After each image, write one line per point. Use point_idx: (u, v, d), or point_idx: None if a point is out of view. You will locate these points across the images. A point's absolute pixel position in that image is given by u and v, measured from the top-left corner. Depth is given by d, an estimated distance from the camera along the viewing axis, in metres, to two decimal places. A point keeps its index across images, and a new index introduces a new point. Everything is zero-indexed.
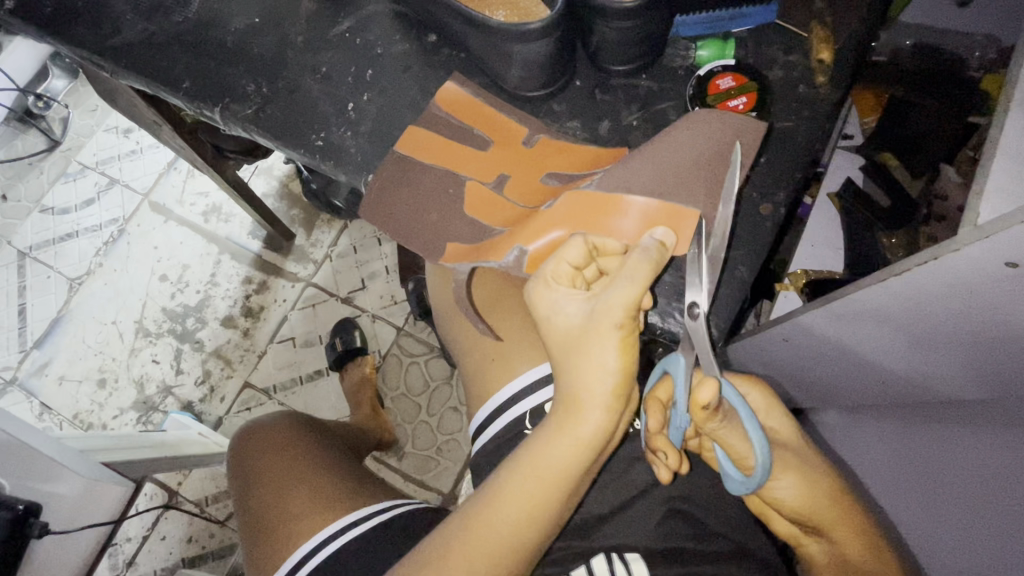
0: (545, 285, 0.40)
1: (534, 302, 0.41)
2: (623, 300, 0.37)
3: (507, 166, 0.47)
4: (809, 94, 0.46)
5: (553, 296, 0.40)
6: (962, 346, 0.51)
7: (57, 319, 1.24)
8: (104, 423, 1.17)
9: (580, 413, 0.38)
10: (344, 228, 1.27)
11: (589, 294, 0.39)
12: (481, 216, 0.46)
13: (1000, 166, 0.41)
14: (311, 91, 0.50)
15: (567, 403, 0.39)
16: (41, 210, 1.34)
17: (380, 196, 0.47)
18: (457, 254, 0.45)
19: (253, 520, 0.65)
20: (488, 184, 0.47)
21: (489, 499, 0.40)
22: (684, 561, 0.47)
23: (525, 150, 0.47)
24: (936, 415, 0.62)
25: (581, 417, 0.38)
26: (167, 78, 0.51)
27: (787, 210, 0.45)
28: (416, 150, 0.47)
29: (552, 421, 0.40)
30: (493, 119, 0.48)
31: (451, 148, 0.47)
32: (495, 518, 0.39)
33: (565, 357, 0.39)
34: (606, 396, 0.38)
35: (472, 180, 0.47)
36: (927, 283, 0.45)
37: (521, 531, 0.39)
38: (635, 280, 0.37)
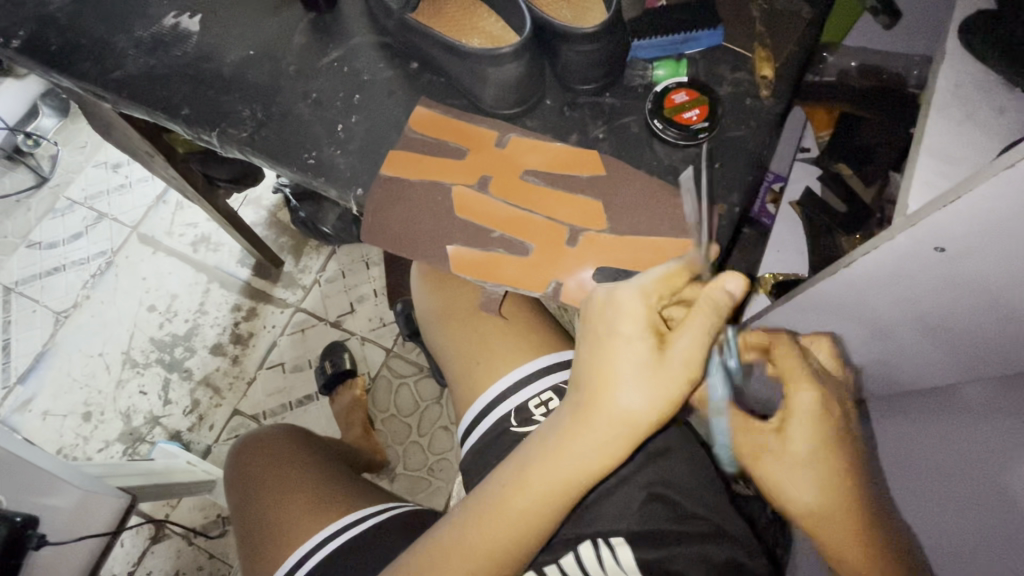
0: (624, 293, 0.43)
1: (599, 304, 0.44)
2: (685, 355, 0.41)
3: (482, 167, 0.52)
4: (756, 106, 0.52)
5: (620, 310, 0.42)
6: (915, 331, 0.56)
7: (42, 354, 1.24)
8: (89, 456, 1.16)
9: (597, 432, 0.42)
10: (332, 253, 1.30)
11: (656, 331, 0.42)
12: (481, 221, 0.50)
13: (924, 164, 0.46)
14: (303, 114, 0.54)
15: (570, 427, 0.43)
16: (28, 245, 1.35)
17: (375, 217, 0.50)
18: (467, 261, 0.49)
19: (251, 530, 0.67)
20: (471, 186, 0.51)
21: (501, 498, 0.45)
22: (664, 541, 0.52)
23: (497, 150, 0.52)
24: (911, 408, 0.66)
25: (588, 449, 0.43)
26: (166, 106, 0.55)
27: (742, 211, 0.49)
28: (398, 163, 0.52)
29: (570, 433, 0.43)
30: (466, 128, 0.53)
31: (429, 159, 0.52)
32: (505, 512, 0.45)
33: (608, 371, 0.42)
34: (634, 426, 0.42)
35: (454, 185, 0.51)
36: (871, 272, 0.50)
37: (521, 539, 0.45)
38: (698, 339, 0.41)
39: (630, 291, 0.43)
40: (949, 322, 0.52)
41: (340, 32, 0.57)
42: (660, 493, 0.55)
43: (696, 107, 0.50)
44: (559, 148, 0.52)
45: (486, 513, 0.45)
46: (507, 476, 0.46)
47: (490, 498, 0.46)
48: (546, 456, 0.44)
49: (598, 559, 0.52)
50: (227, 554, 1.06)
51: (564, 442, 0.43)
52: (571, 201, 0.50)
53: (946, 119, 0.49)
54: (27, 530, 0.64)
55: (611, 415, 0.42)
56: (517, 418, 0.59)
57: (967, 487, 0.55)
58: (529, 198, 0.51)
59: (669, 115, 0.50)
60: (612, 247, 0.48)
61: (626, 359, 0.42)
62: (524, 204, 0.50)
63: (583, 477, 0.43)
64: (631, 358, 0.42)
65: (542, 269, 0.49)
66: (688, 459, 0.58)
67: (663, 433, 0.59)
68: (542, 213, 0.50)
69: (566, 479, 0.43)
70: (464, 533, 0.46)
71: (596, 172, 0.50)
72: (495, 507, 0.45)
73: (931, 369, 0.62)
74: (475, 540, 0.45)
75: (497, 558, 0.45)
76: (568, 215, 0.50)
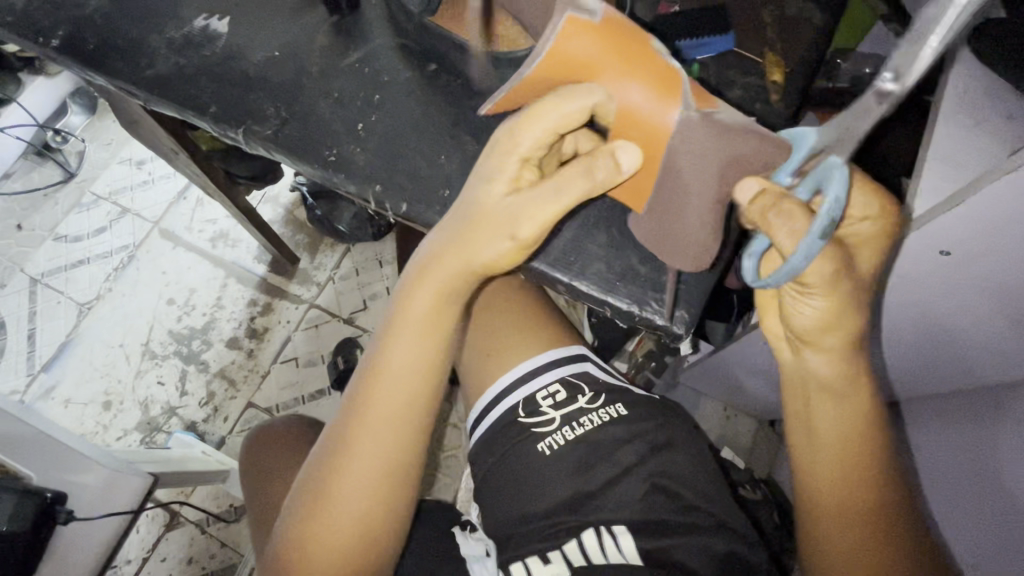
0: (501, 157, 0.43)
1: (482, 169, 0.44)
2: (544, 211, 0.42)
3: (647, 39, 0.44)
4: (766, 111, 0.53)
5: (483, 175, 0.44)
6: (924, 334, 0.57)
7: (66, 343, 1.27)
8: (108, 444, 1.19)
9: (449, 275, 0.46)
10: (347, 251, 1.33)
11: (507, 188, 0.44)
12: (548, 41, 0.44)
13: (931, 167, 0.47)
14: (325, 113, 0.56)
15: (425, 263, 0.47)
16: (54, 238, 1.39)
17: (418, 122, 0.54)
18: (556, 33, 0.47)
19: (264, 514, 0.69)
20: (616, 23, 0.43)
21: (376, 371, 0.49)
22: (666, 531, 0.53)
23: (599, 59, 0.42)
24: (936, 409, 0.67)
25: (455, 272, 0.46)
26: (194, 104, 0.57)
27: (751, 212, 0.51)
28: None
29: (423, 291, 0.47)
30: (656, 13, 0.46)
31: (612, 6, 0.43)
32: (386, 383, 0.48)
33: (467, 228, 0.44)
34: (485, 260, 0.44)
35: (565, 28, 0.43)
36: (881, 274, 0.50)
37: (407, 396, 0.49)
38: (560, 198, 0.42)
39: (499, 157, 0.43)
40: (960, 326, 0.53)
41: (361, 35, 0.59)
42: (662, 484, 0.56)
43: None
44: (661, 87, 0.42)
45: (377, 371, 0.49)
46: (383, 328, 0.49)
47: (369, 381, 0.49)
48: (409, 293, 0.48)
49: (601, 547, 0.53)
50: (239, 543, 1.09)
51: (421, 273, 0.47)
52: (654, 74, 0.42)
53: (955, 124, 0.50)
54: (56, 506, 0.66)
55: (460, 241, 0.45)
56: (524, 409, 0.61)
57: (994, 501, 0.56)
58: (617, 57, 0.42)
59: None
60: (634, 127, 0.42)
61: (489, 203, 0.44)
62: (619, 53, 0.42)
63: (440, 311, 0.48)
64: (502, 205, 0.44)
65: (562, 78, 0.43)
66: (692, 456, 0.59)
67: (667, 427, 0.61)
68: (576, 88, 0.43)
69: (429, 304, 0.47)
70: (370, 396, 0.49)
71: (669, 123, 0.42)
72: (382, 361, 0.48)
73: (944, 373, 0.62)
74: (371, 416, 0.48)
75: (423, 384, 0.49)
76: (640, 80, 0.42)
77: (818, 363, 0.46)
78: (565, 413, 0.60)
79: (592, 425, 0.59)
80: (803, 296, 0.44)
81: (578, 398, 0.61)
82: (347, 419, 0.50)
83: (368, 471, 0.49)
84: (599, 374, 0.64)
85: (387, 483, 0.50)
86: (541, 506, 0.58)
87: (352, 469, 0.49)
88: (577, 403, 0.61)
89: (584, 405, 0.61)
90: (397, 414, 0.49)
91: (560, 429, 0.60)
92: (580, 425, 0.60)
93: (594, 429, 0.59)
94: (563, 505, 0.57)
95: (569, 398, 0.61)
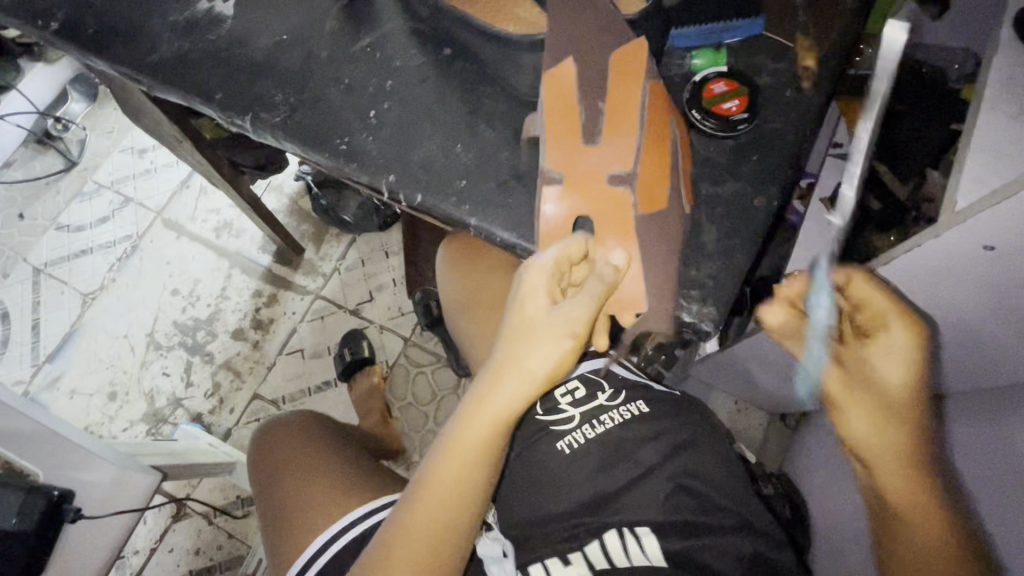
0: (536, 272, 0.46)
1: (522, 283, 0.47)
2: (580, 316, 0.45)
3: (615, 130, 0.46)
4: (797, 98, 0.51)
5: (533, 284, 0.46)
6: (954, 329, 0.55)
7: (70, 334, 1.26)
8: (114, 435, 1.19)
9: (501, 387, 0.46)
10: (352, 242, 1.31)
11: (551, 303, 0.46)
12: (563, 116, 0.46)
13: (974, 157, 0.45)
14: (335, 100, 0.54)
15: (482, 391, 0.47)
16: (56, 228, 1.37)
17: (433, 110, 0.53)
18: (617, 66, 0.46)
19: (275, 507, 0.69)
20: (573, 152, 0.46)
21: (429, 474, 0.48)
22: (691, 532, 0.54)
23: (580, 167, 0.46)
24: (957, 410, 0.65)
25: (508, 382, 0.46)
26: (200, 91, 0.55)
27: (780, 204, 0.49)
28: (557, 83, 0.46)
29: (478, 398, 0.47)
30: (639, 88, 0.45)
31: (568, 118, 0.46)
32: (437, 486, 0.47)
33: (519, 341, 0.46)
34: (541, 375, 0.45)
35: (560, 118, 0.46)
36: (915, 266, 0.49)
37: (457, 501, 0.48)
38: (590, 300, 0.45)
39: (540, 267, 0.45)
40: (989, 322, 0.51)
41: (372, 19, 0.57)
42: (687, 484, 0.56)
43: (736, 97, 0.50)
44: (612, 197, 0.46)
45: (423, 492, 0.48)
46: (435, 451, 0.49)
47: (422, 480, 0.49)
48: (465, 423, 0.47)
49: (624, 548, 0.54)
50: (247, 534, 1.08)
51: (478, 403, 0.47)
52: (618, 193, 0.46)
53: (996, 113, 0.48)
54: (64, 504, 0.65)
55: (514, 373, 0.45)
56: (543, 406, 0.63)
57: None
58: (585, 184, 0.46)
59: (708, 105, 0.50)
60: (615, 238, 0.46)
61: (532, 319, 0.46)
62: (584, 183, 0.46)
63: (499, 430, 0.47)
64: (533, 324, 0.46)
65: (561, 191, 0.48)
66: (715, 453, 0.59)
67: (690, 426, 0.61)
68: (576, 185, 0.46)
69: (484, 438, 0.46)
70: (410, 523, 0.47)
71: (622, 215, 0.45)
72: (430, 482, 0.48)
73: (965, 368, 0.61)
74: (418, 521, 0.47)
75: (472, 491, 0.48)
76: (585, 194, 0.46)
77: (887, 486, 0.46)
78: (585, 410, 0.62)
79: (612, 424, 0.61)
80: (842, 415, 0.48)
81: (597, 395, 0.62)
82: (385, 540, 0.48)
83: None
84: (618, 372, 0.65)
85: None
86: (563, 506, 0.58)
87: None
88: (597, 400, 0.62)
89: (604, 403, 0.62)
90: (443, 522, 0.47)
91: (579, 428, 0.61)
92: (600, 424, 0.61)
93: (616, 427, 0.61)
94: (586, 505, 0.58)
95: (589, 395, 0.62)
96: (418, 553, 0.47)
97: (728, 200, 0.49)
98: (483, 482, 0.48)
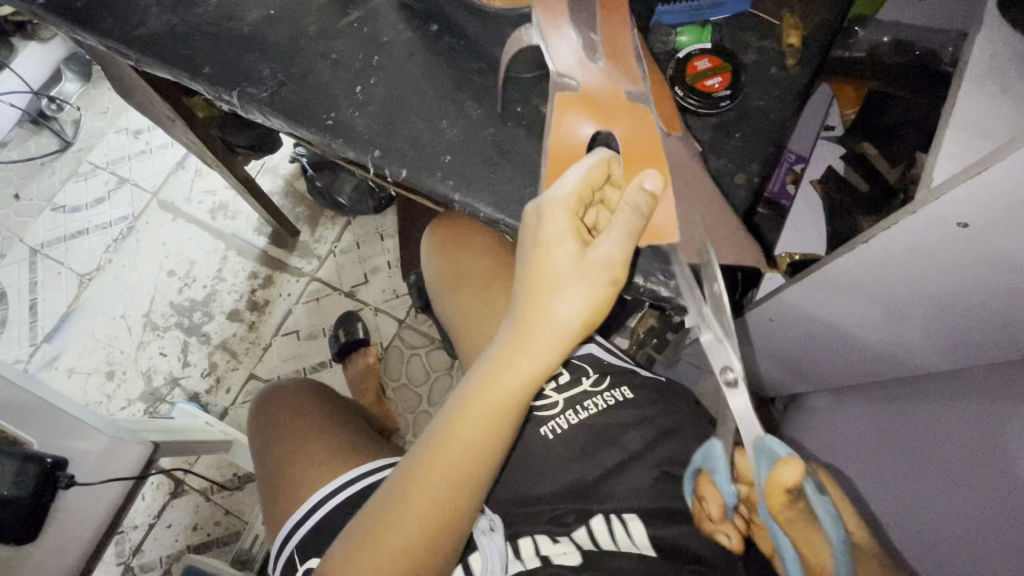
0: (562, 206, 0.44)
1: (544, 216, 0.44)
2: (612, 259, 0.44)
3: (615, 55, 0.47)
4: (781, 76, 0.51)
5: (560, 222, 0.44)
6: (931, 312, 0.56)
7: (67, 314, 1.27)
8: (113, 413, 1.20)
9: (532, 337, 0.46)
10: (347, 224, 1.31)
11: (581, 245, 0.45)
12: (567, 35, 0.46)
13: (953, 136, 0.45)
14: (323, 75, 0.54)
15: (512, 341, 0.46)
16: (53, 209, 1.37)
17: (420, 88, 0.53)
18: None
19: (267, 479, 0.70)
20: (582, 76, 0.47)
21: (450, 428, 0.48)
22: (674, 517, 0.57)
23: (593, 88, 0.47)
24: (916, 392, 0.65)
25: (537, 331, 0.46)
26: (187, 65, 0.55)
27: (761, 180, 0.49)
28: (553, 10, 0.46)
29: (505, 350, 0.47)
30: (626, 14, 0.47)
31: (569, 45, 0.47)
32: (457, 440, 0.48)
33: (547, 286, 0.45)
34: (570, 325, 0.45)
35: (562, 38, 0.47)
36: (892, 249, 0.50)
37: (478, 453, 0.48)
38: (623, 241, 0.43)
39: (560, 203, 0.44)
40: (965, 305, 0.52)
41: None
42: (670, 471, 0.59)
43: (718, 74, 0.50)
44: (627, 115, 0.46)
45: (447, 442, 0.48)
46: (460, 399, 0.48)
47: (441, 432, 0.48)
48: (494, 373, 0.47)
49: (611, 533, 0.56)
50: (242, 511, 1.10)
51: (508, 352, 0.46)
52: (637, 111, 0.46)
53: (978, 92, 0.48)
54: (57, 471, 0.66)
55: (541, 322, 0.45)
56: None
57: (939, 476, 0.58)
58: (603, 106, 0.47)
59: (691, 82, 0.50)
60: (640, 158, 0.46)
61: (558, 260, 0.45)
62: (601, 105, 0.47)
63: (529, 385, 0.47)
64: (560, 266, 0.45)
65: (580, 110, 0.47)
66: (698, 436, 0.62)
67: (674, 411, 0.63)
68: (592, 105, 0.47)
69: (513, 391, 0.46)
70: (429, 472, 0.48)
71: (641, 134, 0.46)
72: (455, 431, 0.48)
73: (938, 353, 0.62)
74: (437, 471, 0.48)
75: (493, 443, 0.48)
76: (608, 116, 0.47)
77: None
78: (568, 396, 0.63)
79: (595, 409, 0.62)
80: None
81: (582, 380, 0.63)
82: (404, 483, 0.49)
83: (420, 530, 0.47)
84: (602, 356, 0.66)
85: (435, 544, 0.48)
86: (549, 488, 0.60)
87: (403, 528, 0.47)
88: (581, 386, 0.63)
89: (588, 388, 0.63)
90: (463, 471, 0.48)
91: (563, 413, 0.62)
92: (583, 409, 0.62)
93: (599, 412, 0.62)
94: (569, 490, 0.60)
95: (573, 380, 0.63)
96: (440, 502, 0.48)
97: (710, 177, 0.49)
98: (506, 435, 0.48)
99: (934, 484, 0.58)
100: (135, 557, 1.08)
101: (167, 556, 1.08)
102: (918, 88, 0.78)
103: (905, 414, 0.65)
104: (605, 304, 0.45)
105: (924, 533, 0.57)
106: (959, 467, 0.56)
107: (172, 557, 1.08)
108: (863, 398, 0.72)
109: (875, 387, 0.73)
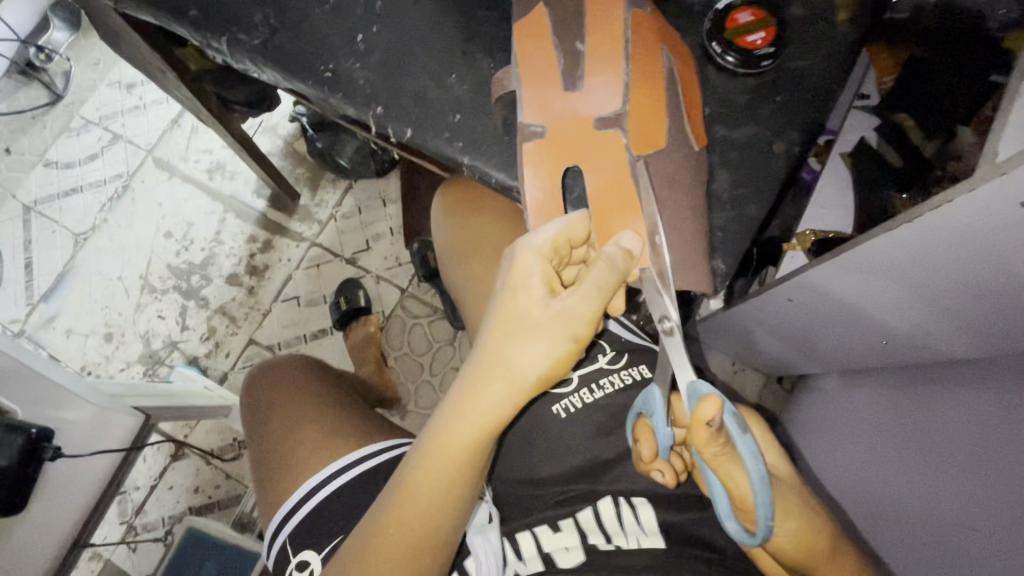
0: (534, 256, 0.42)
1: (516, 265, 0.43)
2: (580, 314, 0.41)
3: (600, 71, 0.43)
4: (827, 33, 0.46)
5: (530, 272, 0.42)
6: (968, 300, 0.52)
7: (63, 275, 1.24)
8: (112, 375, 1.19)
9: (491, 389, 0.42)
10: (348, 188, 1.26)
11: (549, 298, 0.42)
12: (532, 75, 0.43)
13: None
14: (321, 22, 0.49)
15: (471, 390, 0.43)
16: (45, 164, 1.33)
17: (426, 37, 0.48)
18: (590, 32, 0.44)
19: (264, 452, 0.68)
20: (555, 104, 0.43)
21: (408, 476, 0.44)
22: (685, 502, 0.56)
23: (558, 127, 0.43)
24: (935, 376, 0.64)
25: (498, 384, 0.42)
26: (172, 7, 0.50)
27: (802, 150, 0.46)
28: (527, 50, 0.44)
29: (462, 395, 0.43)
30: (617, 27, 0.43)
31: (550, 65, 0.43)
32: (414, 489, 0.44)
33: (509, 337, 0.42)
34: (534, 379, 0.42)
35: (531, 81, 0.43)
36: (939, 229, 0.46)
37: (435, 505, 0.44)
38: (592, 297, 0.41)
39: (533, 251, 0.42)
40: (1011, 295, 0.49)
41: None
42: None
43: (761, 29, 0.45)
44: (597, 154, 0.43)
45: (403, 491, 0.44)
46: (419, 445, 0.45)
47: (400, 480, 0.45)
48: (451, 419, 0.43)
49: (619, 518, 0.54)
50: (244, 475, 1.10)
51: (467, 398, 0.43)
52: (609, 148, 0.42)
53: None
54: (43, 442, 0.65)
55: (497, 369, 0.42)
56: None
57: (959, 463, 0.57)
58: (574, 143, 0.43)
59: (730, 38, 0.46)
60: (613, 210, 0.43)
61: (523, 307, 0.42)
62: (570, 142, 0.43)
63: (488, 437, 0.43)
64: (526, 316, 0.42)
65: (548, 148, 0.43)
66: None
67: None
68: (559, 143, 0.43)
69: (472, 442, 0.43)
70: (387, 525, 0.44)
71: (614, 175, 0.43)
72: (412, 481, 0.44)
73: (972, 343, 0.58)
74: (393, 523, 0.44)
75: (452, 495, 0.44)
76: (576, 156, 0.43)
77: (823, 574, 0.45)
78: (584, 373, 0.60)
79: (612, 388, 0.59)
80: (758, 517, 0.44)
81: (599, 357, 0.61)
82: (366, 533, 0.45)
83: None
84: (616, 331, 0.63)
85: None
86: (555, 469, 0.58)
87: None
88: (597, 362, 0.60)
89: (604, 365, 0.60)
90: (420, 524, 0.44)
91: (577, 391, 0.59)
92: (599, 388, 0.60)
93: (616, 392, 0.59)
94: (578, 472, 0.58)
95: (589, 358, 0.60)
96: (397, 558, 0.44)
97: (744, 145, 0.46)
98: (465, 488, 0.45)
99: (951, 473, 0.57)
100: (138, 517, 1.09)
101: (170, 517, 1.08)
102: (949, 50, 0.73)
103: (930, 406, 0.63)
104: (569, 360, 0.42)
105: (948, 527, 0.56)
106: (975, 459, 0.55)
107: (174, 517, 1.08)
108: (883, 386, 0.72)
109: (899, 377, 0.70)
